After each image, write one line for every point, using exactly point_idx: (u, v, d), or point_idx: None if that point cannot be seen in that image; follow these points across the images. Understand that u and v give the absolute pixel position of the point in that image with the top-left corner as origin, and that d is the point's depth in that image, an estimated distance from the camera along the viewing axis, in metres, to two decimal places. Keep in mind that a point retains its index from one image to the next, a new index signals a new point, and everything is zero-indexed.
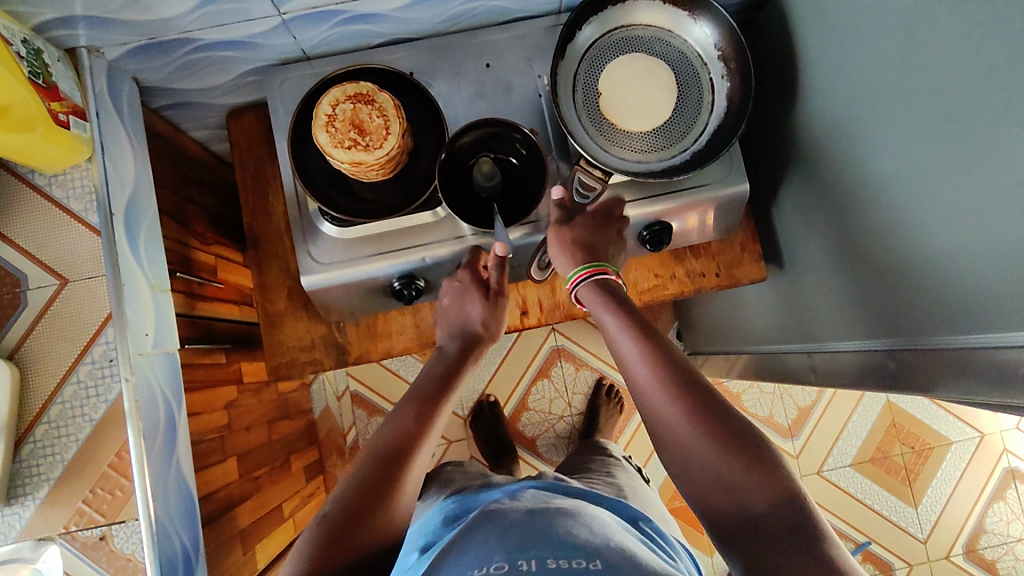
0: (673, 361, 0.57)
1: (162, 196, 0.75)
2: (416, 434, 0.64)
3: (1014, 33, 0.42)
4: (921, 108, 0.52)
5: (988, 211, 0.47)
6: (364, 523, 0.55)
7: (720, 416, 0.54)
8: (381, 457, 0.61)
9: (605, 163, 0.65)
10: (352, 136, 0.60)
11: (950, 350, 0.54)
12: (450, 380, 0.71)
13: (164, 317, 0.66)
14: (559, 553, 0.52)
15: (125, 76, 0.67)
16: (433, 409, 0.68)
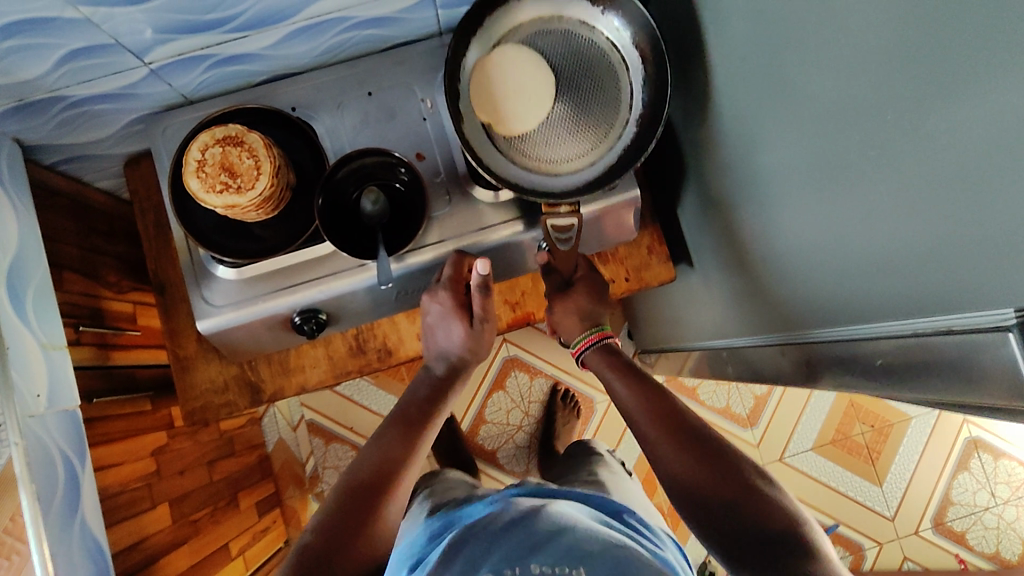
0: (660, 398, 0.65)
1: (64, 252, 0.74)
2: (402, 459, 0.67)
3: (869, 19, 0.41)
4: (798, 101, 0.52)
5: (869, 201, 0.46)
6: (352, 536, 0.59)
7: (717, 450, 0.59)
8: (372, 477, 0.64)
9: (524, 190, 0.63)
10: (223, 179, 0.60)
11: (855, 339, 0.53)
12: (434, 407, 0.74)
13: (59, 374, 0.66)
14: (544, 558, 0.50)
15: (4, 138, 0.65)
16: (418, 432, 0.71)
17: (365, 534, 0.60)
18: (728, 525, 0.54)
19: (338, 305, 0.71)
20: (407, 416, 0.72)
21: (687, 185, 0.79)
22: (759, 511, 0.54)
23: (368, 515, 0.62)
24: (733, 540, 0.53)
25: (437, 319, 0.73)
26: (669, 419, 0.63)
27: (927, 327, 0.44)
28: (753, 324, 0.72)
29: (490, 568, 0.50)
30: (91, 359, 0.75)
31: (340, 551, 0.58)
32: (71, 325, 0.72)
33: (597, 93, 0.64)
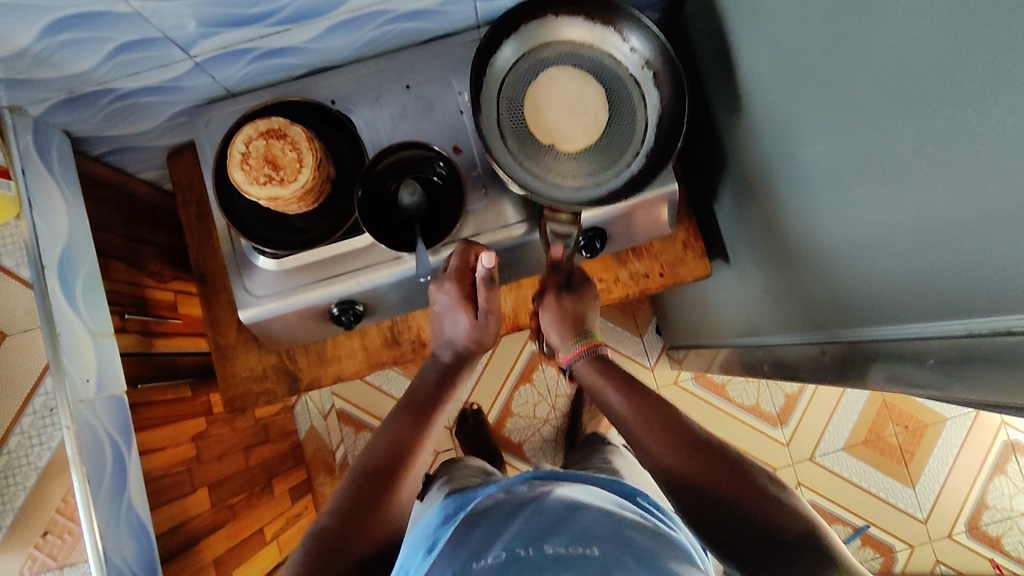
0: (657, 405, 0.66)
1: (110, 242, 0.76)
2: (414, 438, 0.68)
3: (924, 13, 0.40)
4: (842, 95, 0.51)
5: (917, 200, 0.45)
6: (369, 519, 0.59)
7: (713, 444, 0.60)
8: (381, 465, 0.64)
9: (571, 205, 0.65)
10: (266, 171, 0.60)
11: (903, 340, 0.51)
12: (443, 388, 0.74)
13: (107, 360, 0.68)
14: (559, 539, 0.49)
15: (54, 130, 0.67)
16: (427, 415, 0.71)
17: (381, 513, 0.60)
18: (728, 521, 0.55)
19: (375, 296, 0.71)
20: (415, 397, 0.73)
21: (725, 181, 0.78)
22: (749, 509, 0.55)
23: (385, 494, 0.62)
24: (729, 534, 0.54)
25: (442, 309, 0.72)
26: (667, 424, 0.63)
27: (988, 329, 0.42)
28: (791, 322, 0.71)
29: (502, 547, 0.49)
30: (135, 346, 0.77)
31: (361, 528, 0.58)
32: (117, 312, 0.74)
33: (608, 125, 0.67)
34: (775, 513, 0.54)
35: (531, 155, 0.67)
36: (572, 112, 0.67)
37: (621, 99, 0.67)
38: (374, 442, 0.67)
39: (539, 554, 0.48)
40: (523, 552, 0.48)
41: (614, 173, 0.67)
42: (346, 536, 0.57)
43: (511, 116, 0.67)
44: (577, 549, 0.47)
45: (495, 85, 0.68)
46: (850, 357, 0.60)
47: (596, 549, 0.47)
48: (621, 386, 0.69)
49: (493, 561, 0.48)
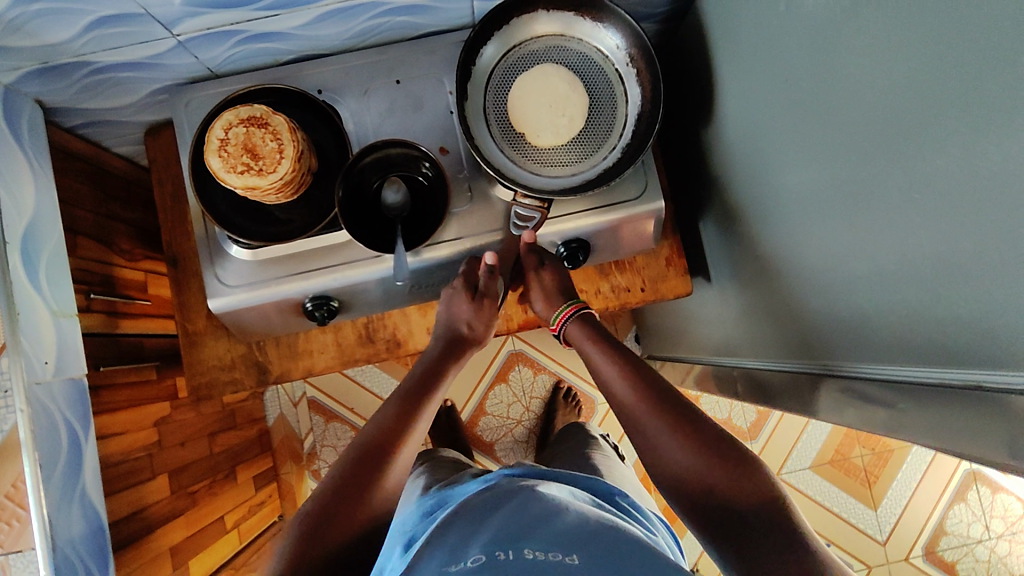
0: (647, 379, 0.64)
1: (80, 217, 0.74)
2: (403, 428, 0.63)
3: (916, 59, 0.40)
4: (830, 131, 0.50)
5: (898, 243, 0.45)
6: (351, 506, 0.55)
7: (695, 421, 0.59)
8: (366, 449, 0.60)
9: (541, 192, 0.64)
10: (245, 160, 0.59)
11: (875, 378, 0.51)
12: (437, 376, 0.70)
13: (68, 342, 0.66)
14: (538, 544, 0.48)
15: (26, 98, 0.64)
16: (421, 406, 0.66)
17: (367, 502, 0.57)
18: (698, 497, 0.55)
19: (351, 293, 0.70)
20: (410, 387, 0.68)
21: (711, 200, 0.77)
22: (716, 489, 0.54)
23: (369, 484, 0.57)
24: (709, 517, 0.53)
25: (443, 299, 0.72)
26: (653, 399, 0.62)
27: (966, 381, 0.41)
28: (766, 346, 0.71)
29: (479, 549, 0.48)
30: (100, 326, 0.75)
31: (337, 520, 0.54)
32: (82, 291, 0.72)
33: (594, 120, 0.67)
34: (737, 492, 0.53)
35: (512, 143, 0.66)
36: (552, 105, 0.66)
37: (602, 94, 0.67)
38: (365, 430, 0.63)
39: (519, 558, 0.46)
40: (501, 555, 0.47)
41: (590, 166, 0.67)
42: (328, 524, 0.54)
43: (495, 105, 0.67)
44: (553, 555, 0.46)
45: (482, 76, 0.67)
46: (821, 389, 0.60)
47: (575, 556, 0.46)
48: (609, 355, 0.68)
49: (472, 564, 0.46)
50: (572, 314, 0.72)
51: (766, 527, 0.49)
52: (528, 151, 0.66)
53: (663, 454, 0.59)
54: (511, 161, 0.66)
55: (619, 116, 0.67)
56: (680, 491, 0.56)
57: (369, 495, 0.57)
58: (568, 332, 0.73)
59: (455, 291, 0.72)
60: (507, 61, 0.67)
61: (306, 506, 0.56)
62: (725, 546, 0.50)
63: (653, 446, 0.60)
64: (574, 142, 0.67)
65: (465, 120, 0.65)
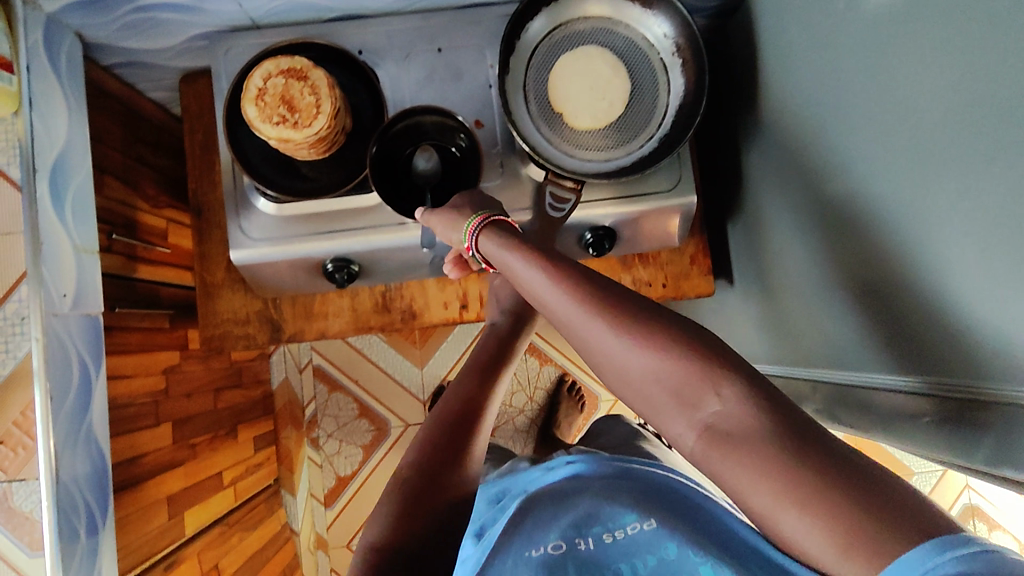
0: (552, 265, 0.47)
1: (108, 156, 0.73)
2: (482, 397, 0.59)
3: (978, 61, 0.38)
4: (875, 135, 0.49)
5: (937, 253, 0.44)
6: (442, 476, 0.53)
7: (637, 308, 0.42)
8: (451, 414, 0.57)
9: (574, 172, 0.63)
10: (281, 112, 0.58)
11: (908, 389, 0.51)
12: (507, 346, 0.66)
13: (88, 279, 0.66)
14: (614, 522, 0.52)
15: (67, 31, 0.64)
16: (495, 375, 0.62)
17: (458, 469, 0.54)
18: (689, 428, 0.39)
19: (372, 259, 0.69)
20: (481, 357, 0.64)
21: (742, 201, 0.76)
22: (699, 410, 0.39)
23: (455, 460, 0.54)
24: (697, 442, 0.39)
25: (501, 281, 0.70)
26: (585, 296, 0.43)
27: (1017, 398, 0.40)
28: (792, 353, 0.70)
29: (558, 534, 0.53)
30: (119, 268, 0.75)
31: (432, 501, 0.52)
32: (105, 231, 0.72)
33: (635, 107, 0.66)
34: (725, 406, 0.38)
35: (550, 122, 0.65)
36: (593, 87, 0.65)
37: (645, 81, 0.66)
38: (439, 403, 0.59)
39: (597, 544, 0.52)
40: (580, 543, 0.52)
41: (626, 153, 0.65)
42: (426, 489, 0.52)
43: (536, 82, 0.66)
44: (632, 528, 0.51)
45: (526, 51, 0.66)
46: (852, 397, 0.59)
47: (652, 522, 0.50)
48: (536, 253, 0.48)
49: (554, 551, 0.52)
50: (482, 223, 0.55)
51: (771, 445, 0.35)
52: (565, 132, 0.65)
53: (615, 373, 0.42)
54: (547, 141, 0.65)
55: (661, 107, 0.66)
56: (668, 424, 0.41)
57: (457, 473, 0.54)
58: (484, 249, 0.54)
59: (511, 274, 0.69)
60: (553, 38, 0.66)
61: (394, 486, 0.53)
62: (753, 505, 0.36)
63: (600, 359, 0.43)
64: (612, 127, 0.65)
65: (504, 94, 0.64)
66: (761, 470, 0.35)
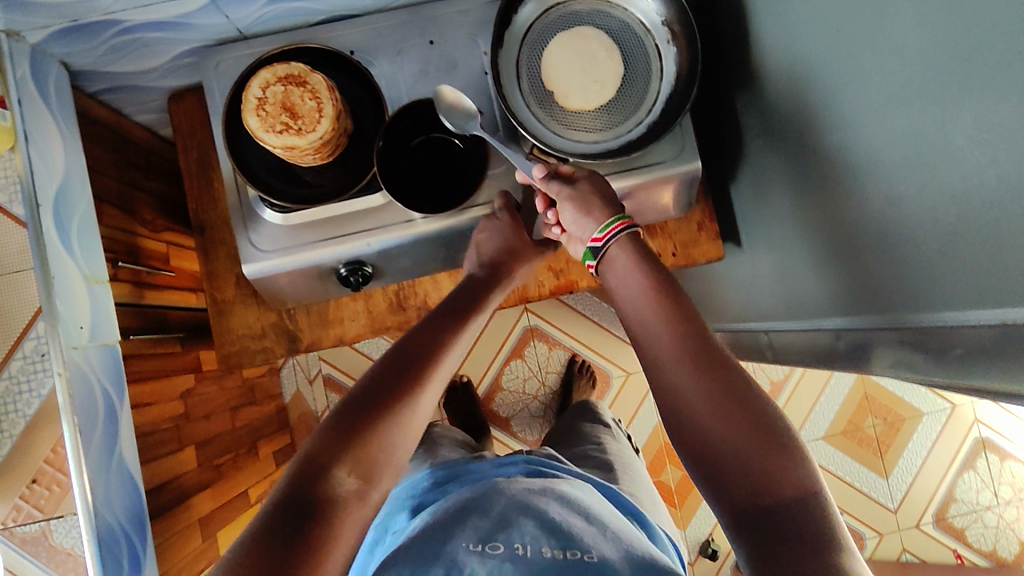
0: (693, 333, 0.49)
1: (103, 185, 0.72)
2: (438, 348, 0.56)
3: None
4: (875, 83, 0.50)
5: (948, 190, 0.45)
6: (377, 413, 0.50)
7: (749, 386, 0.47)
8: (400, 358, 0.54)
9: (557, 150, 0.63)
10: (284, 119, 0.58)
11: (926, 328, 0.52)
12: (478, 297, 0.63)
13: (102, 309, 0.65)
14: (559, 543, 0.53)
15: (51, 61, 0.63)
16: (462, 322, 0.60)
17: (395, 411, 0.51)
18: (732, 486, 0.44)
19: (385, 258, 0.69)
20: (449, 305, 0.62)
21: (742, 164, 0.77)
22: (749, 476, 0.44)
23: (404, 396, 0.52)
24: (730, 499, 0.44)
25: (489, 234, 0.66)
26: (703, 359, 0.48)
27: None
28: (804, 307, 0.71)
29: (502, 546, 0.54)
30: (127, 296, 0.74)
31: (369, 420, 0.50)
32: (109, 260, 0.71)
33: (628, 91, 0.65)
34: (796, 493, 0.43)
35: (540, 100, 0.65)
36: (586, 70, 0.65)
37: (638, 69, 0.66)
38: (398, 341, 0.56)
39: (538, 557, 0.53)
40: (520, 548, 0.54)
41: (615, 136, 0.65)
42: (355, 422, 0.49)
43: (530, 58, 0.66)
44: (576, 552, 0.52)
45: (520, 31, 0.66)
46: (868, 346, 0.60)
47: (594, 553, 0.52)
48: (660, 306, 0.51)
49: (496, 559, 0.53)
50: (621, 230, 0.56)
51: (798, 535, 0.41)
52: (555, 113, 0.65)
53: (687, 418, 0.47)
54: (535, 120, 0.65)
55: (653, 82, 0.66)
56: (705, 476, 0.46)
57: (404, 407, 0.52)
58: (608, 259, 0.57)
59: (501, 223, 0.66)
60: (549, 18, 0.66)
61: (332, 412, 0.50)
62: (762, 565, 0.40)
63: (676, 403, 0.47)
64: (603, 111, 0.65)
65: (496, 66, 0.64)
66: (774, 536, 0.41)
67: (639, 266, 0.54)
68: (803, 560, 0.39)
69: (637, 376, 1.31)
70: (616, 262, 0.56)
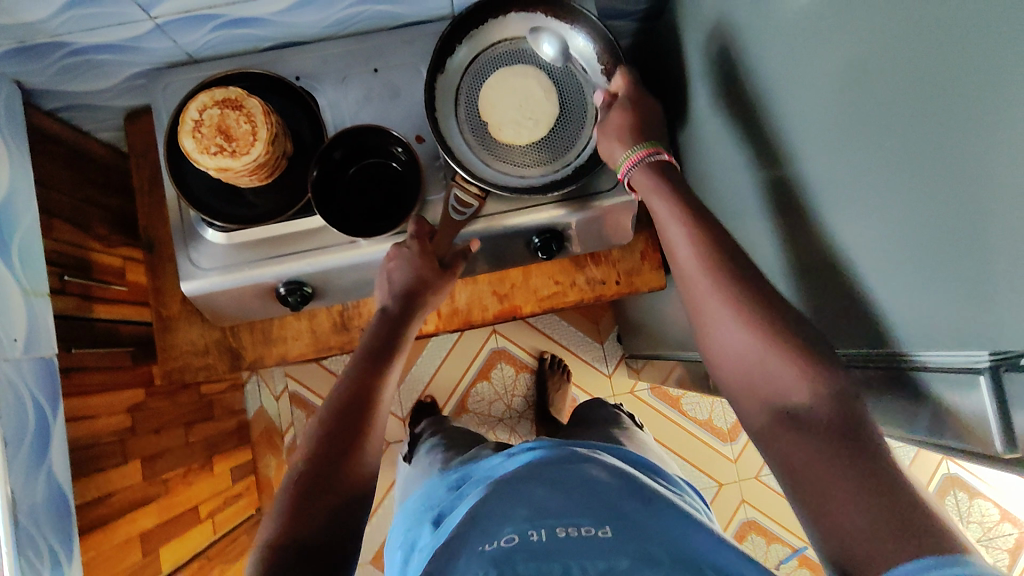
0: (715, 247, 0.51)
1: (55, 199, 0.74)
2: (371, 388, 0.61)
3: None
4: (784, 122, 0.51)
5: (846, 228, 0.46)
6: (335, 469, 0.54)
7: (761, 295, 0.48)
8: (343, 409, 0.58)
9: (481, 179, 0.64)
10: (218, 142, 0.59)
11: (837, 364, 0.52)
12: (399, 330, 0.66)
13: (39, 323, 0.66)
14: (563, 520, 0.48)
15: (3, 79, 0.65)
16: (386, 362, 0.63)
17: (350, 459, 0.55)
18: (786, 434, 0.44)
19: (325, 279, 0.70)
20: (372, 343, 0.65)
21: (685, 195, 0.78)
22: (803, 418, 0.44)
23: (353, 443, 0.56)
24: (796, 454, 0.43)
25: (397, 263, 0.65)
26: (733, 280, 0.49)
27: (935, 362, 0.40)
28: None
29: (513, 527, 0.48)
30: (74, 309, 0.75)
31: (330, 476, 0.53)
32: (56, 273, 0.72)
33: (559, 130, 0.67)
34: (812, 401, 0.44)
35: (474, 129, 0.67)
36: (522, 105, 0.66)
37: (573, 111, 0.67)
38: (333, 393, 0.60)
39: (551, 537, 0.47)
40: (534, 535, 0.47)
41: (541, 173, 0.66)
42: (319, 481, 0.53)
43: (469, 89, 0.67)
44: (589, 530, 0.48)
45: (462, 61, 0.67)
46: None
47: (606, 528, 0.47)
48: (688, 216, 0.53)
49: (505, 544, 0.47)
50: (646, 155, 0.58)
51: (866, 480, 0.39)
52: (486, 144, 0.67)
53: (733, 357, 0.49)
54: (466, 148, 0.66)
55: (588, 119, 0.67)
56: (764, 419, 0.46)
57: (354, 455, 0.56)
58: (631, 180, 0.59)
59: (410, 254, 0.64)
60: (494, 53, 0.67)
61: (294, 477, 0.54)
62: (839, 521, 0.39)
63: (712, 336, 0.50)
64: (533, 148, 0.67)
65: (433, 92, 0.66)
66: (841, 488, 0.39)
67: (661, 192, 0.55)
68: (852, 503, 0.39)
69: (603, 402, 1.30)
70: (646, 191, 0.57)
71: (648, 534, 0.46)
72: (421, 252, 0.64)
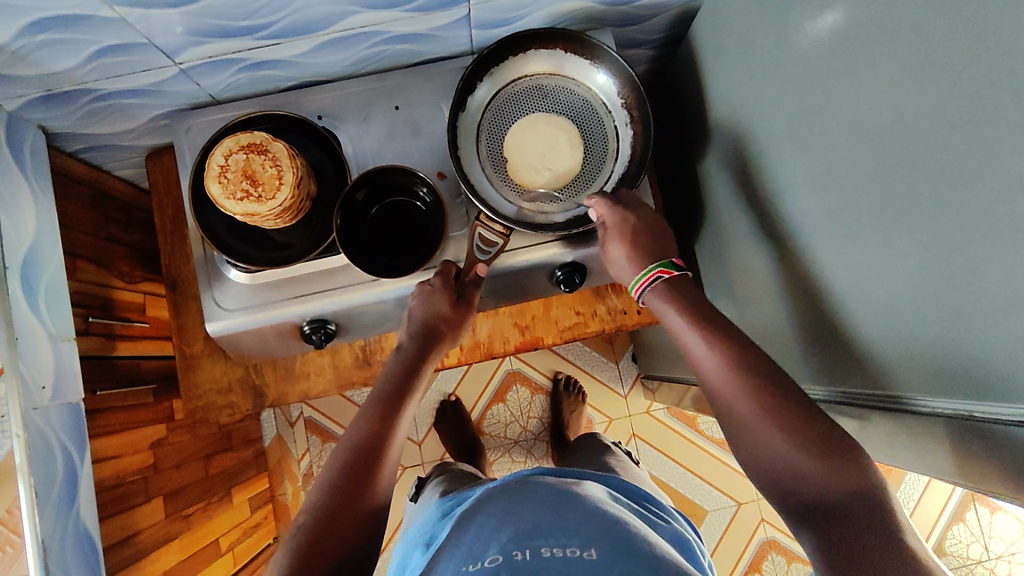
0: (733, 348, 0.53)
1: (79, 240, 0.74)
2: (385, 432, 0.59)
3: (898, 91, 0.40)
4: (815, 163, 0.51)
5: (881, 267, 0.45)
6: (343, 515, 0.52)
7: (774, 384, 0.50)
8: (353, 454, 0.57)
9: (504, 216, 0.64)
10: (244, 186, 0.59)
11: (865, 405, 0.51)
12: (414, 373, 0.65)
13: (66, 368, 0.67)
14: (554, 539, 0.45)
15: (28, 125, 0.65)
16: (399, 408, 0.62)
17: (359, 505, 0.54)
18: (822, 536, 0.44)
19: (348, 317, 0.70)
20: (384, 388, 0.64)
21: (705, 223, 0.78)
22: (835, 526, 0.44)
23: (360, 492, 0.54)
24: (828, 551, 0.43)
25: (417, 301, 0.66)
26: (750, 388, 0.50)
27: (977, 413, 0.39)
28: None
29: (496, 548, 0.46)
30: (98, 349, 0.75)
31: (337, 524, 0.52)
32: (80, 314, 0.72)
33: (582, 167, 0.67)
34: (828, 480, 0.45)
35: (495, 164, 0.67)
36: (545, 143, 0.67)
37: (595, 148, 0.68)
38: (342, 440, 0.59)
39: (535, 556, 0.44)
40: (518, 554, 0.44)
41: (562, 211, 0.67)
42: (329, 528, 0.51)
43: (491, 125, 0.68)
44: (572, 552, 0.44)
45: (484, 100, 0.68)
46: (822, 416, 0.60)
47: (593, 551, 0.44)
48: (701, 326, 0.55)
49: (489, 565, 0.44)
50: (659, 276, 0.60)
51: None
52: (509, 181, 0.67)
53: (763, 458, 0.49)
54: (489, 185, 0.67)
55: (609, 156, 0.68)
56: (797, 514, 0.47)
57: (368, 505, 0.54)
58: (648, 301, 0.61)
59: (432, 290, 0.65)
60: (515, 91, 0.68)
61: (300, 524, 0.52)
62: None
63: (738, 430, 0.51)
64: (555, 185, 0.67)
65: (455, 128, 0.66)
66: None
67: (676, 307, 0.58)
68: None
69: (619, 422, 1.30)
70: (667, 317, 0.58)
71: (634, 556, 0.44)
72: (443, 288, 0.65)
